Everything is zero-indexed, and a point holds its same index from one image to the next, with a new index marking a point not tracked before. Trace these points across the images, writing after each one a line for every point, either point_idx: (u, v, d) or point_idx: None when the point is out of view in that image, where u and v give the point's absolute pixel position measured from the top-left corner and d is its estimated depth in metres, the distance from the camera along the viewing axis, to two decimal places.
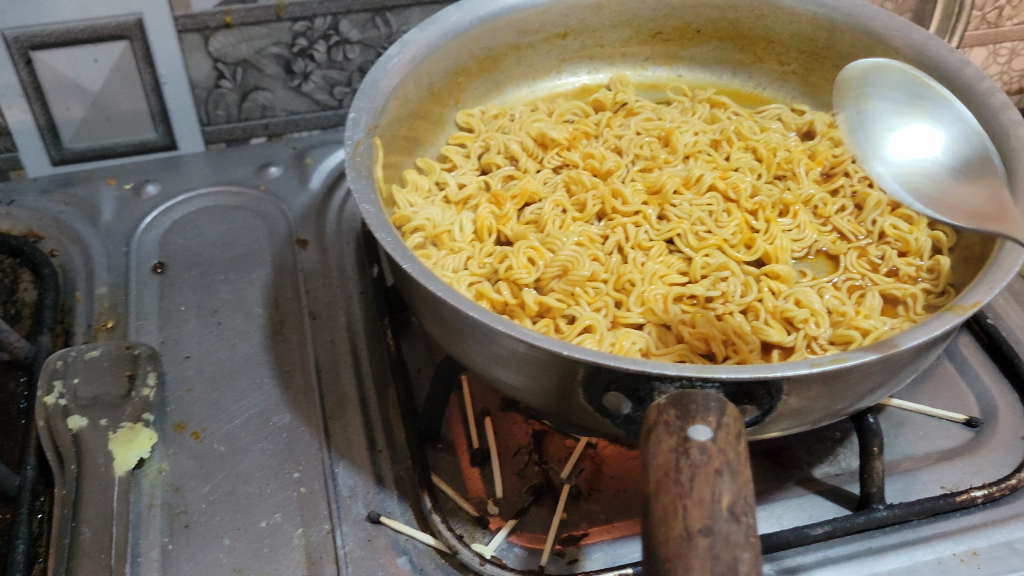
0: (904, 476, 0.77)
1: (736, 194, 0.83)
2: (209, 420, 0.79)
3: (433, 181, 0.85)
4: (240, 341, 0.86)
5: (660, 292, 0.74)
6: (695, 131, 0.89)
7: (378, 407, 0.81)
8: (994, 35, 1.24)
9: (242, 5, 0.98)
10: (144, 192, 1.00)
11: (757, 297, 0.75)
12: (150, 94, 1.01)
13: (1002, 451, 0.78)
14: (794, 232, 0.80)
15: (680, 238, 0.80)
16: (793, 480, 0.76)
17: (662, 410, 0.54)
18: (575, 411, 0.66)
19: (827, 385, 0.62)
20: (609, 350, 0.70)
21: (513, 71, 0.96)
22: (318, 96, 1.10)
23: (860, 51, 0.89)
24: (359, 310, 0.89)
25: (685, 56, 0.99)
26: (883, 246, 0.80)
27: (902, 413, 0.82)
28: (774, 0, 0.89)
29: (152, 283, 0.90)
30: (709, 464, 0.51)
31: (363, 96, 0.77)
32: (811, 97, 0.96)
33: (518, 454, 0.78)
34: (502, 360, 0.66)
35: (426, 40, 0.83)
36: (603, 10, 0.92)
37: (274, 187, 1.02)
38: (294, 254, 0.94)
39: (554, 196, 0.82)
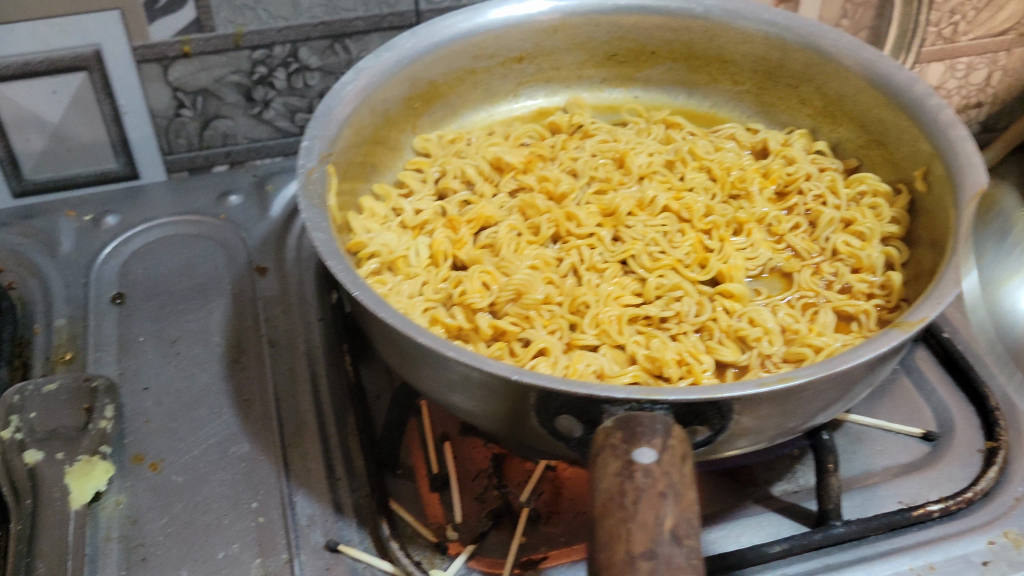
0: (864, 492, 0.77)
1: (689, 214, 0.84)
2: (167, 451, 0.79)
3: (389, 207, 0.85)
4: (199, 371, 0.85)
5: (614, 314, 0.75)
6: (650, 152, 0.90)
7: (337, 434, 0.80)
8: (951, 50, 1.26)
9: (201, 35, 0.97)
10: (103, 223, 1.00)
11: (711, 316, 0.75)
12: (110, 125, 1.01)
13: (959, 463, 0.78)
14: (748, 250, 0.81)
15: (634, 259, 0.81)
16: (752, 498, 0.76)
17: (607, 432, 0.55)
18: (528, 434, 0.66)
19: (778, 403, 0.62)
20: (563, 373, 0.71)
21: (470, 96, 0.96)
22: (280, 123, 1.08)
23: (812, 69, 0.90)
24: (318, 336, 0.88)
25: (640, 78, 1.00)
26: (836, 263, 0.81)
27: (860, 427, 0.83)
28: (727, 21, 0.90)
29: (110, 314, 0.90)
30: (653, 487, 0.52)
31: (316, 124, 0.77)
32: (767, 116, 0.98)
33: (477, 479, 0.79)
34: (456, 385, 0.66)
35: (381, 66, 0.84)
36: (558, 33, 0.93)
37: (234, 215, 1.02)
38: (253, 281, 0.94)
39: (509, 220, 0.83)
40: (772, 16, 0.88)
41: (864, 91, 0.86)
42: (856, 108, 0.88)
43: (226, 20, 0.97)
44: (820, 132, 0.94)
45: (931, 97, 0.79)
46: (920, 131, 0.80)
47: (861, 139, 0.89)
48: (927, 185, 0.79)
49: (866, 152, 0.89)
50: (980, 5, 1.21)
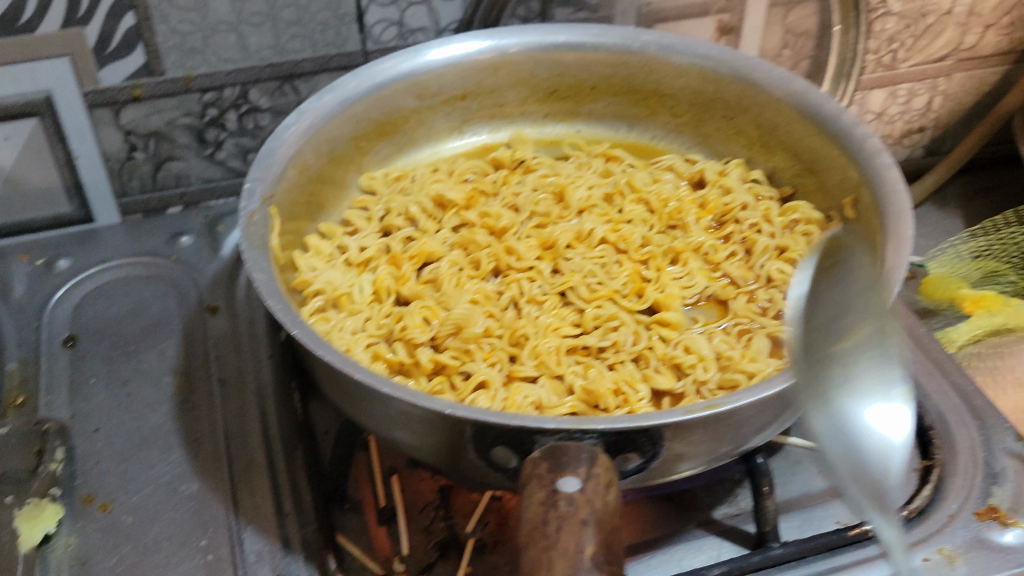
0: (802, 513, 0.79)
1: (626, 245, 0.89)
2: (117, 491, 0.79)
3: (334, 245, 0.89)
4: (150, 412, 0.86)
5: (552, 346, 0.78)
6: (589, 186, 0.95)
7: (285, 469, 0.81)
8: (890, 77, 1.30)
9: (151, 78, 0.97)
10: (55, 266, 1.01)
11: (648, 346, 0.79)
12: (63, 169, 1.01)
13: (896, 483, 0.80)
14: (685, 278, 0.85)
15: (573, 290, 0.84)
16: (693, 522, 0.78)
17: (534, 462, 0.58)
18: (467, 465, 0.67)
19: (710, 429, 0.63)
20: (501, 406, 0.73)
21: (417, 133, 1.00)
22: (232, 163, 1.09)
23: (746, 100, 0.93)
24: (269, 373, 0.89)
25: (582, 112, 1.04)
26: (771, 290, 0.85)
27: (800, 451, 0.84)
28: (662, 56, 0.93)
29: (62, 357, 0.91)
30: (575, 514, 0.55)
31: (258, 166, 0.79)
32: (706, 146, 1.02)
33: (424, 511, 0.81)
34: (395, 420, 0.66)
35: (325, 108, 0.86)
36: (499, 71, 0.96)
37: (186, 256, 1.03)
38: (204, 321, 0.95)
39: (451, 256, 0.87)
40: (706, 50, 0.92)
41: (794, 121, 0.89)
42: (787, 138, 0.92)
43: (176, 64, 0.97)
44: (756, 161, 0.98)
45: (858, 126, 0.82)
46: (847, 159, 0.83)
47: (793, 167, 0.93)
48: (856, 212, 0.82)
49: (798, 180, 0.93)
50: (917, 33, 1.25)
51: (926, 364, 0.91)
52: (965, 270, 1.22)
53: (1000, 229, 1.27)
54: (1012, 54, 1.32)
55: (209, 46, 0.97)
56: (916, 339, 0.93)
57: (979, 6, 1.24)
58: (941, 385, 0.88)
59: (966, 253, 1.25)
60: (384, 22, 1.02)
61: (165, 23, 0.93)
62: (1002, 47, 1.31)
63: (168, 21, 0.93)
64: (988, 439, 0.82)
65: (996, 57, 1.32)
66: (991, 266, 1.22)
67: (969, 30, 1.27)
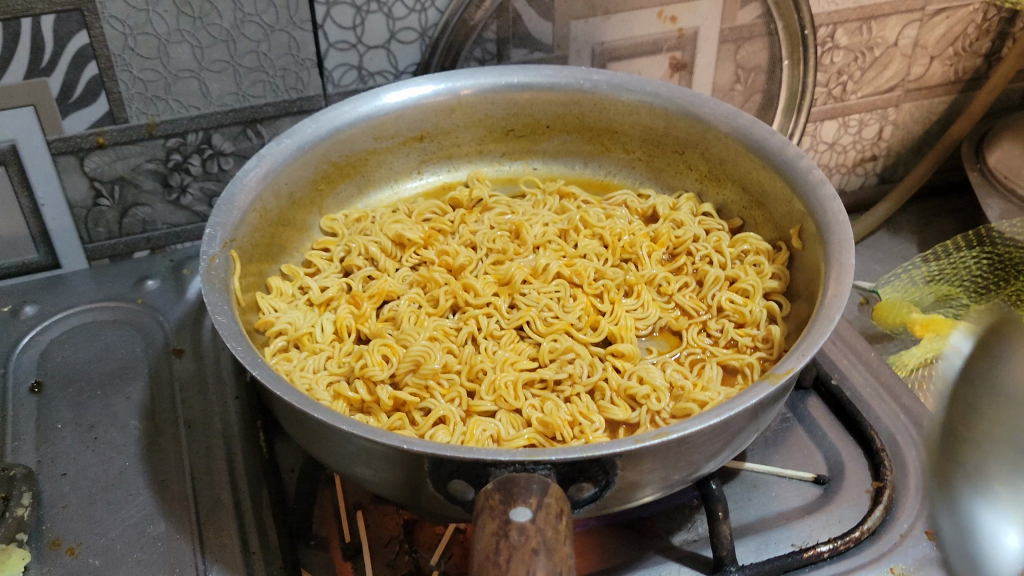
0: (758, 537, 0.80)
1: (580, 280, 0.94)
2: (84, 534, 0.80)
3: (296, 286, 0.92)
4: (116, 455, 0.87)
5: (509, 379, 0.82)
6: (544, 222, 1.01)
7: (252, 509, 0.83)
8: (842, 109, 1.34)
9: (115, 126, 0.99)
10: (22, 312, 1.02)
11: (603, 377, 0.83)
12: (29, 217, 1.03)
13: (848, 504, 0.82)
14: (639, 311, 0.91)
15: (528, 324, 0.89)
16: (653, 549, 0.80)
17: (488, 494, 0.59)
18: (426, 499, 0.69)
19: (661, 457, 0.64)
20: (459, 440, 0.77)
21: (375, 175, 1.02)
22: (198, 208, 1.10)
23: (695, 135, 0.96)
24: (235, 415, 0.91)
25: (538, 150, 1.06)
26: (721, 320, 0.90)
27: (756, 475, 0.86)
28: (613, 95, 0.97)
29: (29, 403, 0.92)
30: (526, 543, 0.57)
31: (218, 211, 0.80)
32: (658, 181, 1.05)
33: (389, 545, 0.82)
34: (356, 457, 0.68)
35: (283, 152, 0.89)
36: (456, 112, 0.99)
37: (152, 299, 1.04)
38: (170, 363, 0.96)
39: (409, 294, 0.91)
40: (655, 87, 0.95)
41: (742, 155, 0.92)
42: (736, 170, 0.95)
43: (139, 111, 0.99)
44: (707, 194, 1.01)
45: (802, 158, 0.85)
46: (793, 191, 0.86)
47: (742, 200, 0.97)
48: (801, 243, 0.86)
49: (747, 212, 0.97)
50: (865, 65, 1.29)
51: (878, 388, 0.93)
52: (918, 295, 1.25)
53: (952, 252, 1.29)
54: (958, 83, 1.36)
55: (172, 93, 0.99)
56: (867, 364, 0.96)
57: (924, 38, 1.28)
58: (891, 407, 0.91)
59: (920, 278, 1.28)
60: (344, 66, 1.05)
61: (127, 72, 0.95)
62: (949, 77, 1.35)
63: (130, 69, 0.95)
64: None
65: (943, 87, 1.36)
66: (943, 290, 1.25)
67: (915, 61, 1.31)
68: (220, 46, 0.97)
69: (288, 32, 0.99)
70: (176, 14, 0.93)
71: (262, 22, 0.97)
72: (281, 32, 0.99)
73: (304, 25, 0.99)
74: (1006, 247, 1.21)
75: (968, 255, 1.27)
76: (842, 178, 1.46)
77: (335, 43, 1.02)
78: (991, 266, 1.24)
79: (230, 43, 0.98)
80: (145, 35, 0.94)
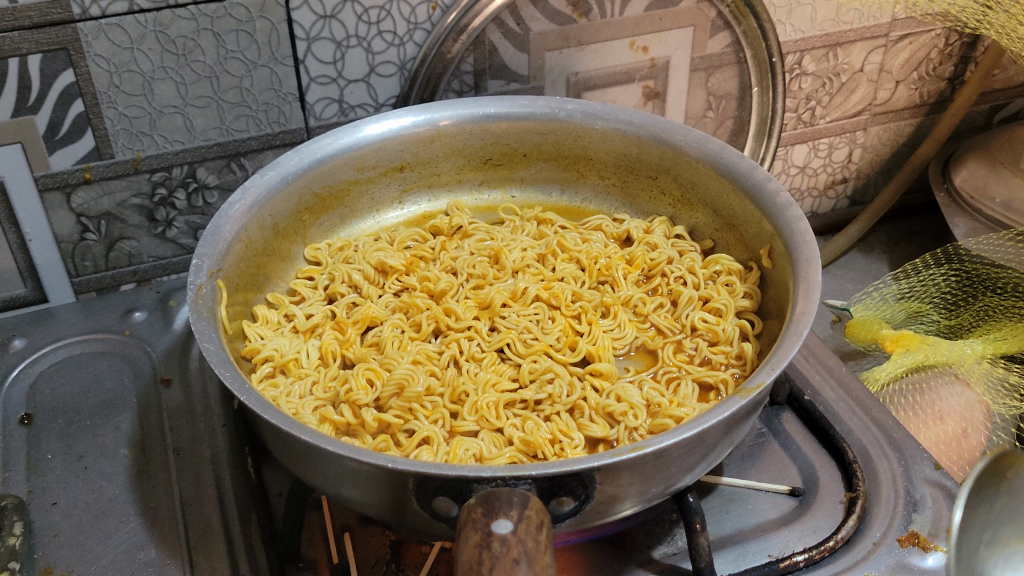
0: (736, 549, 0.83)
1: (558, 302, 0.97)
2: (75, 562, 0.81)
3: (281, 314, 0.94)
4: (106, 483, 0.88)
5: (491, 400, 0.85)
6: (523, 247, 1.04)
7: (241, 533, 0.84)
8: (811, 133, 1.38)
9: (101, 162, 1.01)
10: (11, 346, 1.04)
11: (582, 396, 0.86)
12: (16, 252, 1.05)
13: (823, 515, 0.85)
14: (616, 330, 0.94)
15: (509, 346, 0.92)
16: (635, 563, 0.82)
17: (470, 508, 0.62)
18: (411, 517, 0.70)
19: (638, 470, 0.66)
20: (443, 459, 0.79)
21: (358, 205, 1.05)
22: (183, 240, 1.13)
23: (667, 161, 0.99)
24: (223, 442, 0.93)
25: (516, 178, 1.09)
26: (695, 338, 0.93)
27: (733, 489, 0.89)
28: (588, 123, 1.00)
29: (19, 435, 0.93)
30: (508, 554, 0.59)
31: (204, 243, 0.82)
32: (633, 206, 1.08)
33: (377, 565, 0.84)
34: (343, 479, 0.69)
35: (267, 184, 0.91)
36: (435, 143, 1.02)
37: (139, 331, 1.06)
38: (158, 394, 0.98)
39: (392, 319, 0.94)
40: (628, 116, 0.99)
41: (712, 178, 0.96)
42: (707, 194, 0.98)
43: (124, 147, 1.01)
44: (679, 218, 1.05)
45: (769, 181, 0.88)
46: (762, 213, 0.89)
47: (714, 223, 1.00)
48: (772, 262, 0.89)
49: (719, 234, 1.00)
50: (833, 90, 1.32)
51: (850, 402, 0.96)
52: (890, 312, 1.27)
53: (921, 269, 1.30)
54: (924, 107, 1.41)
55: (156, 128, 1.01)
56: (839, 379, 0.99)
57: (888, 63, 1.32)
58: (863, 420, 0.93)
59: (891, 296, 1.28)
60: (325, 99, 1.07)
61: (112, 108, 0.98)
62: (914, 101, 1.39)
63: (115, 105, 0.98)
64: (908, 469, 0.86)
65: (909, 110, 1.40)
66: (914, 307, 1.28)
67: (881, 86, 1.35)
68: (203, 82, 1.00)
69: (271, 67, 1.02)
70: (160, 52, 0.96)
71: (244, 58, 1.00)
72: (263, 67, 1.02)
73: (286, 61, 1.02)
74: (973, 262, 1.24)
75: (937, 272, 1.28)
76: (814, 201, 1.50)
77: (316, 77, 1.05)
78: (960, 283, 1.27)
79: (213, 80, 1.00)
80: (130, 72, 0.96)
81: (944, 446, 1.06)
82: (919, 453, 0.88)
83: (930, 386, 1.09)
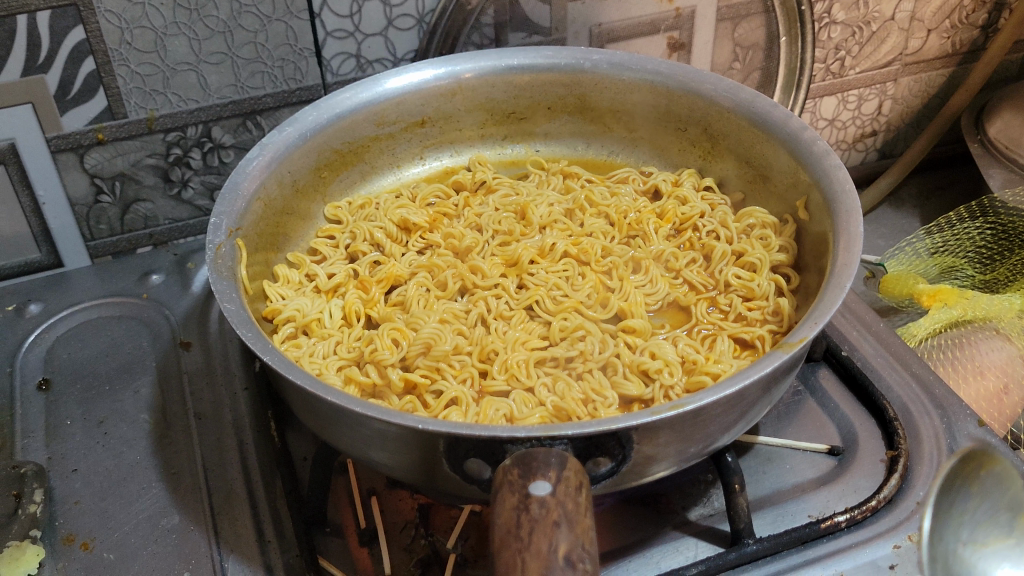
0: (775, 509, 0.80)
1: (587, 257, 0.95)
2: (98, 529, 0.79)
3: (303, 274, 0.92)
4: (127, 449, 0.86)
5: (521, 359, 0.83)
6: (550, 202, 1.01)
7: (265, 498, 0.82)
8: (840, 85, 1.34)
9: (114, 122, 0.98)
10: (26, 311, 1.02)
11: (615, 353, 0.84)
12: (30, 216, 1.02)
13: (864, 475, 0.82)
14: (648, 286, 0.92)
15: (538, 303, 0.91)
16: (670, 525, 0.80)
17: (506, 470, 0.59)
18: (442, 481, 0.68)
19: (676, 429, 0.63)
20: (473, 420, 0.78)
21: (378, 161, 1.02)
22: (199, 202, 1.10)
23: (697, 112, 0.96)
24: (245, 405, 0.91)
25: (540, 132, 1.06)
26: (729, 295, 0.91)
27: (770, 449, 0.87)
28: (614, 74, 0.96)
29: (37, 400, 0.91)
30: (548, 516, 0.57)
31: (223, 201, 0.80)
32: (661, 159, 1.05)
33: (405, 530, 0.82)
34: (370, 441, 0.67)
35: (286, 140, 0.88)
36: (457, 96, 0.99)
37: (157, 294, 1.04)
38: (177, 356, 0.96)
39: (417, 278, 0.92)
40: (655, 65, 0.95)
41: (744, 129, 0.92)
42: (739, 145, 0.95)
43: (138, 106, 0.98)
44: (709, 170, 1.02)
45: (806, 130, 0.85)
46: (797, 163, 0.86)
47: (746, 175, 0.97)
48: (809, 214, 0.86)
49: (750, 186, 0.97)
50: (863, 40, 1.28)
51: (888, 357, 0.93)
52: (922, 267, 1.25)
53: (955, 223, 1.28)
54: (956, 56, 1.36)
55: (170, 86, 0.98)
56: (876, 335, 0.96)
57: (920, 11, 1.27)
58: (903, 376, 0.90)
59: (924, 250, 1.27)
60: (342, 54, 1.04)
61: (124, 66, 0.95)
62: (946, 50, 1.35)
63: (128, 63, 0.95)
64: (950, 426, 0.83)
65: (941, 60, 1.36)
66: (947, 262, 1.25)
67: (912, 34, 1.30)
68: (218, 38, 0.97)
69: (286, 22, 0.98)
70: (172, 7, 0.92)
71: (259, 12, 0.96)
72: (278, 22, 0.98)
73: (302, 14, 0.99)
74: (1010, 216, 1.21)
75: (971, 225, 1.26)
76: (842, 154, 1.47)
77: (332, 31, 1.02)
78: (995, 236, 1.24)
79: (227, 35, 0.97)
80: (142, 28, 0.93)
81: (984, 402, 1.03)
82: (961, 410, 0.85)
83: (969, 341, 1.07)
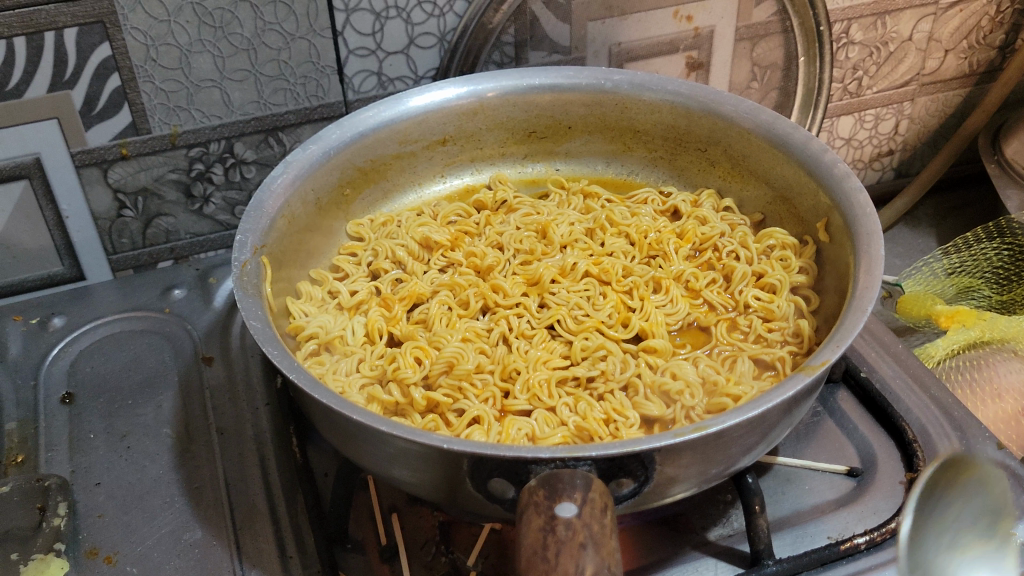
0: (794, 531, 0.81)
1: (608, 277, 0.96)
2: (121, 543, 0.80)
3: (326, 291, 0.93)
4: (149, 463, 0.87)
5: (542, 378, 0.84)
6: (571, 221, 1.02)
7: (287, 513, 0.83)
8: (857, 104, 1.34)
9: (138, 137, 0.99)
10: (50, 324, 1.03)
11: (636, 374, 0.85)
12: (54, 230, 1.03)
13: (883, 497, 0.82)
14: (668, 306, 0.93)
15: (559, 322, 0.91)
16: (689, 545, 0.80)
17: (532, 491, 0.60)
18: (465, 500, 0.69)
19: (698, 451, 0.64)
20: (495, 440, 0.78)
21: (400, 179, 1.03)
22: (220, 217, 1.11)
23: (717, 132, 0.97)
24: (266, 421, 0.91)
25: (561, 151, 1.07)
26: (750, 316, 0.92)
27: (789, 469, 0.87)
28: (635, 94, 0.97)
29: (60, 413, 0.92)
30: (573, 538, 0.57)
31: (248, 219, 0.81)
32: (682, 179, 1.06)
33: (426, 547, 0.82)
34: (394, 460, 0.68)
35: (309, 159, 0.89)
36: (478, 115, 1.00)
37: (179, 308, 1.05)
38: (199, 371, 0.97)
39: (439, 296, 0.93)
40: (676, 86, 0.96)
41: (765, 150, 0.93)
42: (759, 167, 0.96)
43: (162, 122, 0.99)
44: (729, 190, 1.02)
45: (826, 152, 0.85)
46: (818, 185, 0.86)
47: (765, 196, 0.98)
48: (829, 236, 0.87)
49: (770, 207, 0.98)
50: (880, 60, 1.29)
51: (907, 379, 0.93)
52: (939, 288, 1.25)
53: (971, 242, 1.27)
54: (973, 76, 1.37)
55: (194, 103, 0.99)
56: (895, 356, 0.96)
57: (938, 32, 1.28)
58: (922, 399, 0.90)
59: (941, 270, 1.28)
60: (364, 72, 1.05)
61: (149, 83, 0.96)
62: (963, 70, 1.35)
63: (152, 80, 0.96)
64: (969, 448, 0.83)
65: (958, 80, 1.36)
66: (964, 282, 1.25)
67: (930, 55, 1.31)
68: (241, 56, 0.98)
69: (309, 40, 0.99)
70: (197, 24, 0.93)
71: (282, 30, 0.97)
72: (301, 40, 0.99)
73: (324, 33, 0.99)
74: None
75: (988, 246, 1.26)
76: (859, 173, 1.47)
77: (354, 49, 1.02)
78: (1012, 257, 1.24)
79: (251, 52, 0.98)
80: (167, 46, 0.94)
81: (1002, 424, 1.03)
82: (980, 432, 0.85)
83: (988, 363, 1.07)
